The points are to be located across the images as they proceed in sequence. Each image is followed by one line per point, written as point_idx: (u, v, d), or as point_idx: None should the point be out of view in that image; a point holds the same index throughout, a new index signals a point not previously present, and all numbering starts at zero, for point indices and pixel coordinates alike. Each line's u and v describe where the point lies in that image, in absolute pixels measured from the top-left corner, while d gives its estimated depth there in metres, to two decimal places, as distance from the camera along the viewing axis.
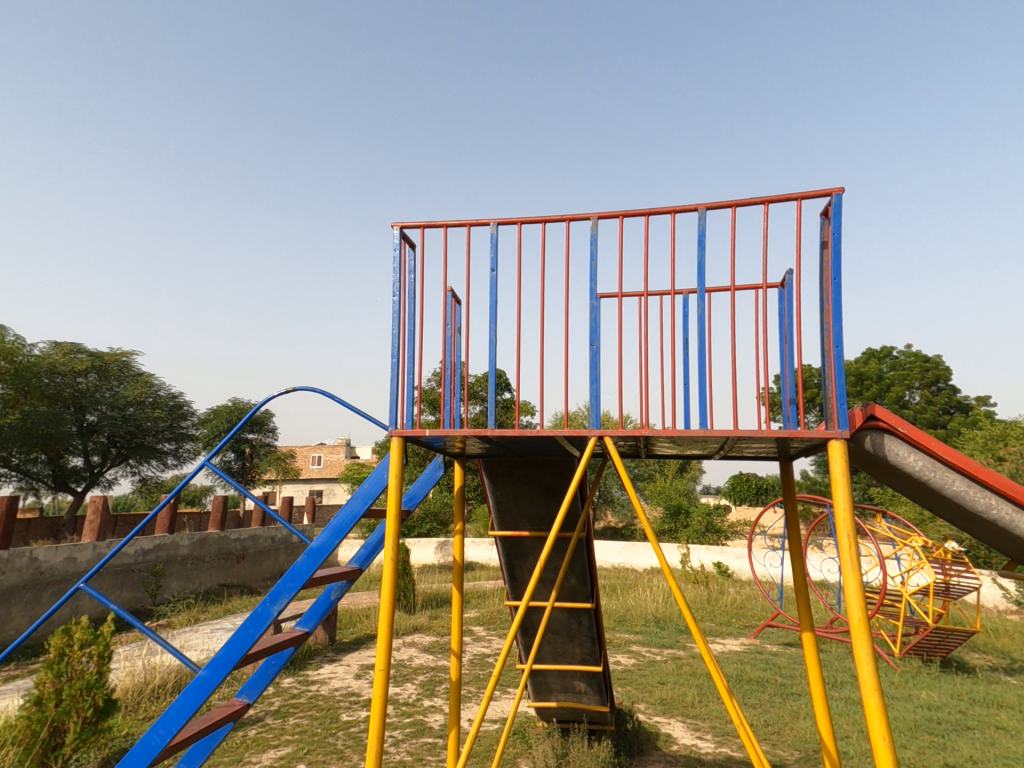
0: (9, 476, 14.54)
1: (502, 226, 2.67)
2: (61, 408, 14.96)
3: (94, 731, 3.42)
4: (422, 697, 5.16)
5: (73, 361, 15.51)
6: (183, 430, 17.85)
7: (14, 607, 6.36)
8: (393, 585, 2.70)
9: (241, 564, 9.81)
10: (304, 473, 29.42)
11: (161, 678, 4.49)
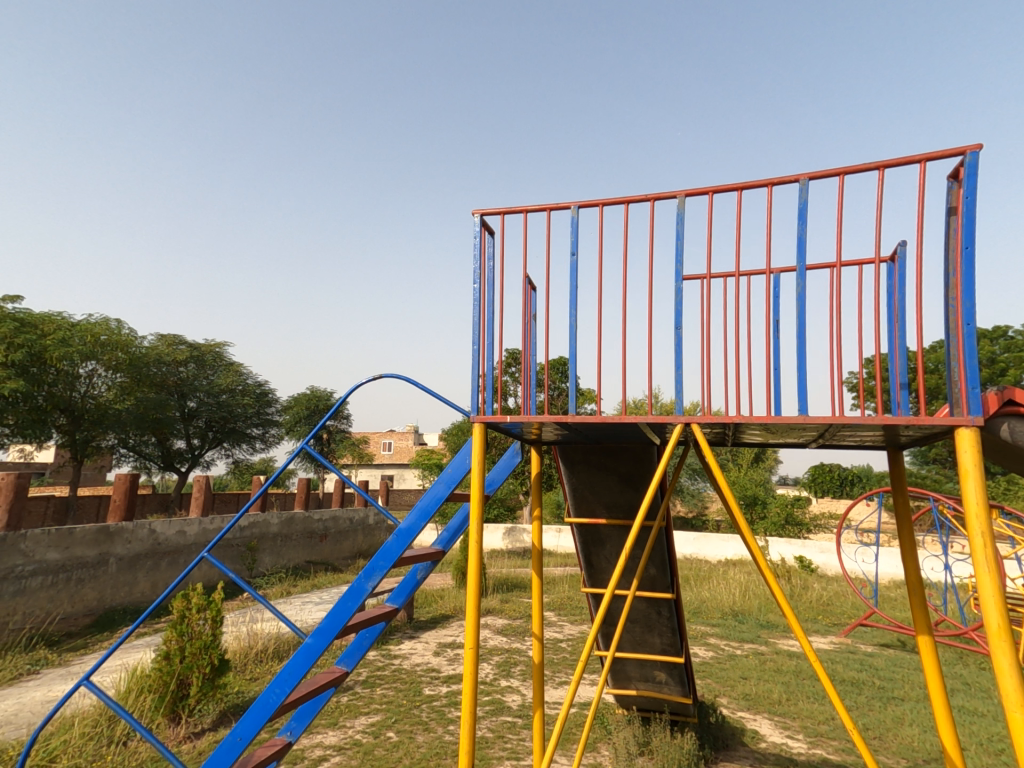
0: (126, 456, 16.01)
1: (583, 208, 2.62)
2: (167, 394, 16.40)
3: (212, 686, 3.76)
4: (499, 677, 5.30)
5: (176, 351, 17.00)
6: (269, 416, 19.21)
7: (140, 573, 7.12)
8: (479, 566, 2.76)
9: (324, 542, 10.41)
10: (377, 458, 30.89)
11: (263, 644, 4.82)
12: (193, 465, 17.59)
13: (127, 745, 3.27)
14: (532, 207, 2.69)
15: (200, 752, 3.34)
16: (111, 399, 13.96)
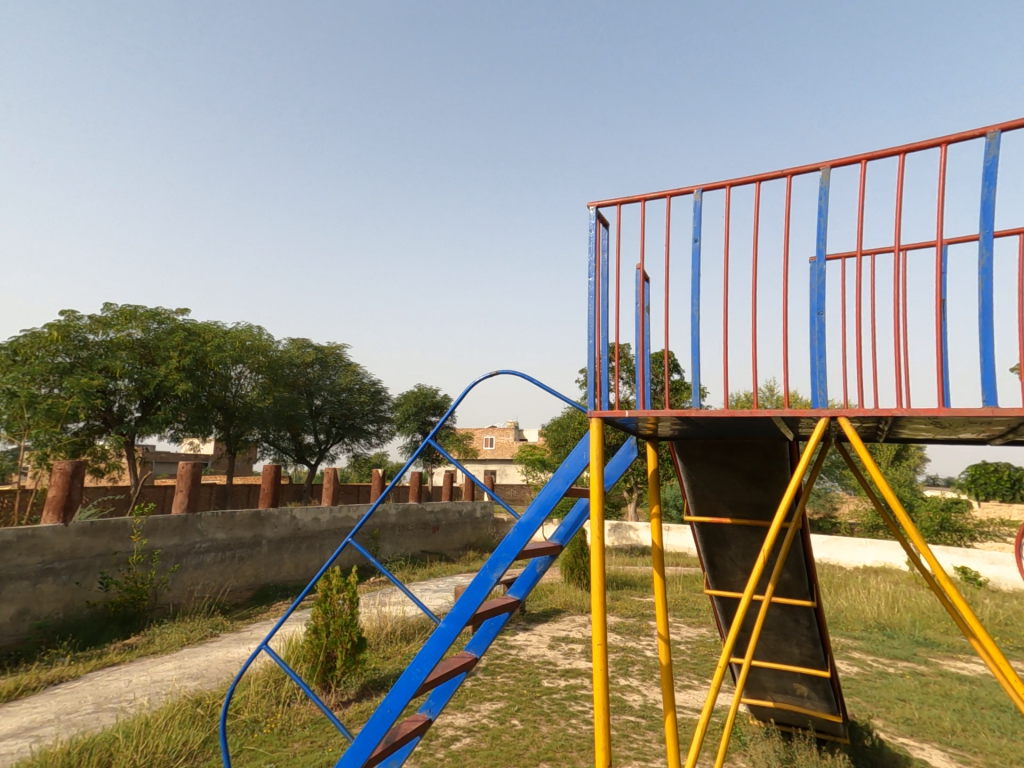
0: (267, 449, 18.01)
1: (707, 191, 2.42)
2: (298, 393, 18.17)
3: (353, 662, 4.02)
4: (618, 675, 5.18)
5: (304, 354, 18.75)
6: (382, 413, 20.64)
7: (286, 554, 8.15)
8: (603, 558, 2.66)
9: (437, 534, 10.90)
10: (480, 454, 31.98)
11: (392, 626, 5.10)
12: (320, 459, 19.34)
13: (291, 705, 3.63)
14: (650, 194, 2.53)
15: (352, 719, 3.61)
16: (255, 397, 15.77)
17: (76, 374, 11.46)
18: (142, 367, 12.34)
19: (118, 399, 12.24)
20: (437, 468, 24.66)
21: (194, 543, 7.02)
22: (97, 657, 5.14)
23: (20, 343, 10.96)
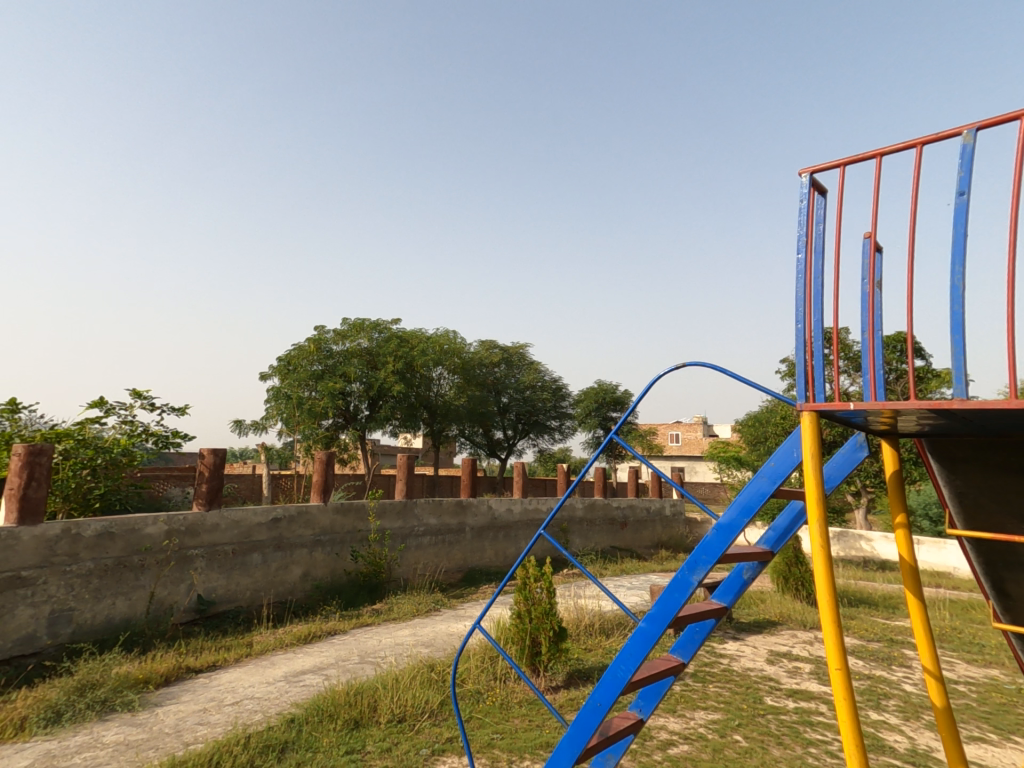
0: (464, 443, 19.78)
1: (980, 130, 1.91)
2: (488, 391, 19.58)
3: (557, 650, 4.07)
4: (866, 707, 4.33)
5: (492, 355, 20.11)
6: (564, 410, 21.24)
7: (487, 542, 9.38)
8: (831, 575, 1.97)
9: (625, 531, 10.68)
10: (665, 451, 30.70)
11: (590, 619, 5.08)
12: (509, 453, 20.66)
13: (507, 682, 3.82)
14: (889, 149, 2.11)
15: (563, 705, 3.67)
16: (452, 396, 17.15)
17: (324, 378, 14.22)
18: (368, 372, 14.62)
19: (353, 400, 14.59)
20: (620, 464, 24.32)
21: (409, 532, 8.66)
22: (356, 618, 6.82)
23: (291, 354, 14.25)
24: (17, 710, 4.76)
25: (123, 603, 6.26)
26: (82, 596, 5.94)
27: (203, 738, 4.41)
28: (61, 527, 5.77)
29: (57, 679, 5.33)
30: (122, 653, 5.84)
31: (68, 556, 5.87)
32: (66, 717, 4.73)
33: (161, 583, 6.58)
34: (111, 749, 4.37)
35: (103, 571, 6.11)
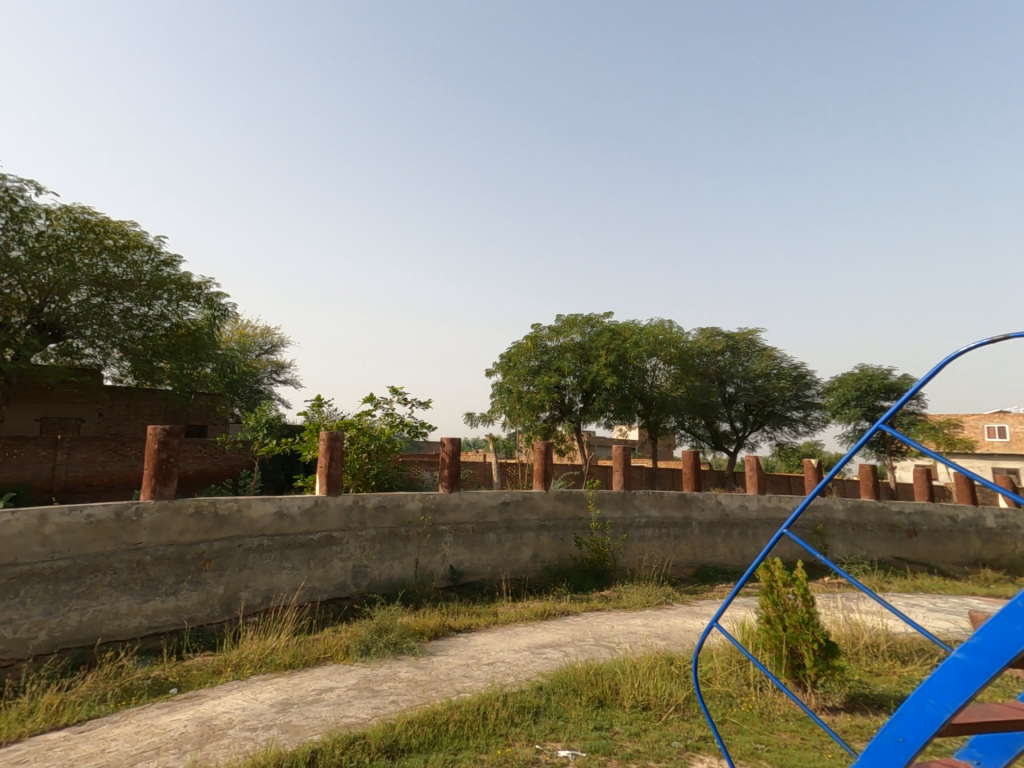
0: (686, 435, 19.06)
1: None
2: (710, 382, 18.47)
3: (827, 666, 3.68)
4: None
5: (714, 342, 18.50)
6: (808, 399, 19.24)
7: (719, 538, 9.47)
8: None
9: (916, 540, 9.18)
10: (964, 445, 24.62)
11: (870, 638, 4.56)
12: (739, 446, 19.66)
13: (764, 692, 3.69)
14: None
15: (846, 730, 3.34)
16: (669, 388, 16.44)
17: (540, 373, 15.14)
18: (582, 366, 15.06)
19: (567, 393, 15.36)
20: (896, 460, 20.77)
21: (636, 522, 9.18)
22: (588, 601, 7.23)
23: (512, 352, 15.51)
24: (346, 640, 6.55)
25: (399, 566, 8.01)
26: (372, 556, 7.85)
27: (470, 688, 5.31)
28: (351, 499, 7.79)
29: (363, 617, 7.32)
30: (403, 607, 7.44)
31: (360, 523, 7.85)
32: (373, 650, 6.34)
33: (423, 552, 8.19)
34: (406, 683, 5.63)
35: (383, 538, 7.97)
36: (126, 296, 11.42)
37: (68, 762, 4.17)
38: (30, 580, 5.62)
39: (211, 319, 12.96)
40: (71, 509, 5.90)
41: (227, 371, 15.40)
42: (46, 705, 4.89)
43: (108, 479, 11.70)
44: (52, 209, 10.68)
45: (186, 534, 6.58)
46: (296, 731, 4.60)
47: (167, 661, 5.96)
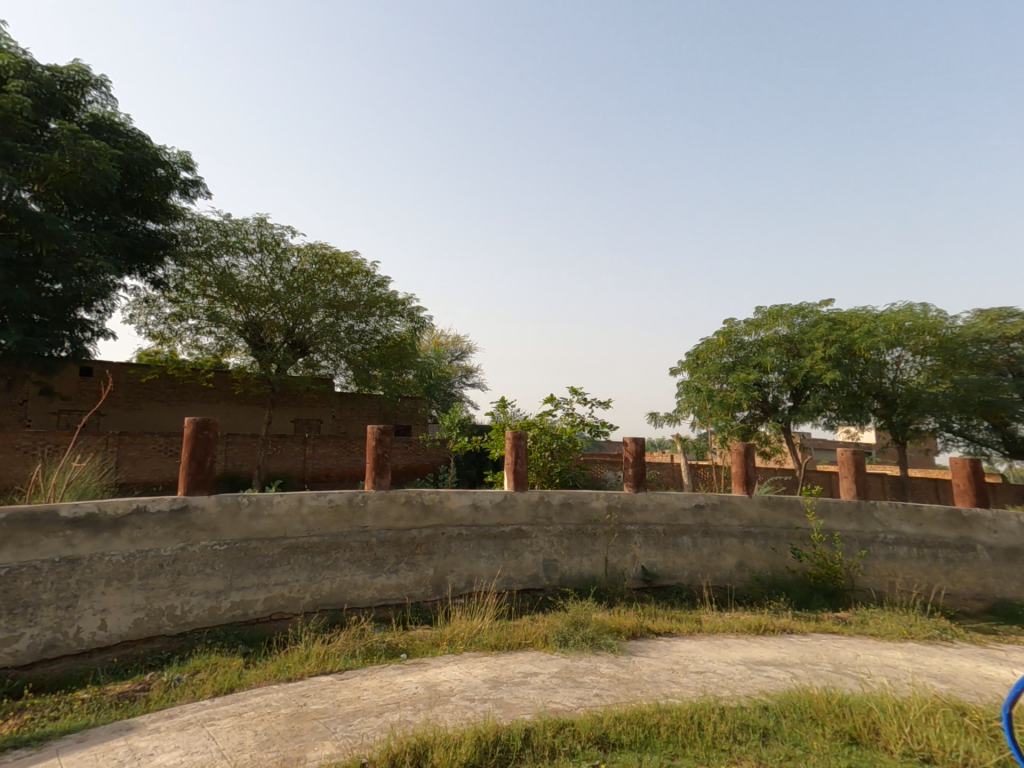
0: (959, 442, 14.66)
1: None
2: (996, 374, 13.71)
3: None
4: None
5: (1003, 325, 13.50)
6: None
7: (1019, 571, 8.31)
8: None
9: None
10: None
11: None
12: None
13: None
14: None
15: None
16: (925, 382, 13.48)
17: (737, 369, 13.67)
18: (790, 360, 13.30)
19: (772, 390, 13.69)
20: None
21: (880, 535, 8.37)
22: (818, 624, 6.72)
23: (700, 349, 14.20)
24: (544, 630, 6.96)
25: (588, 562, 8.31)
26: (561, 551, 8.27)
27: (679, 695, 5.21)
28: (538, 494, 8.33)
29: (558, 609, 7.73)
30: (596, 603, 7.66)
31: (547, 518, 8.32)
32: (572, 642, 6.62)
33: (611, 551, 8.38)
34: (608, 679, 5.75)
35: (570, 534, 8.34)
36: (350, 315, 13.80)
37: (336, 702, 5.14)
38: (296, 552, 6.91)
39: (412, 331, 14.84)
40: (319, 495, 7.12)
41: (426, 377, 17.63)
42: (315, 654, 6.05)
43: (342, 471, 14.14)
44: (301, 249, 13.26)
45: (400, 521, 7.60)
46: (509, 708, 5.02)
47: (396, 629, 6.97)
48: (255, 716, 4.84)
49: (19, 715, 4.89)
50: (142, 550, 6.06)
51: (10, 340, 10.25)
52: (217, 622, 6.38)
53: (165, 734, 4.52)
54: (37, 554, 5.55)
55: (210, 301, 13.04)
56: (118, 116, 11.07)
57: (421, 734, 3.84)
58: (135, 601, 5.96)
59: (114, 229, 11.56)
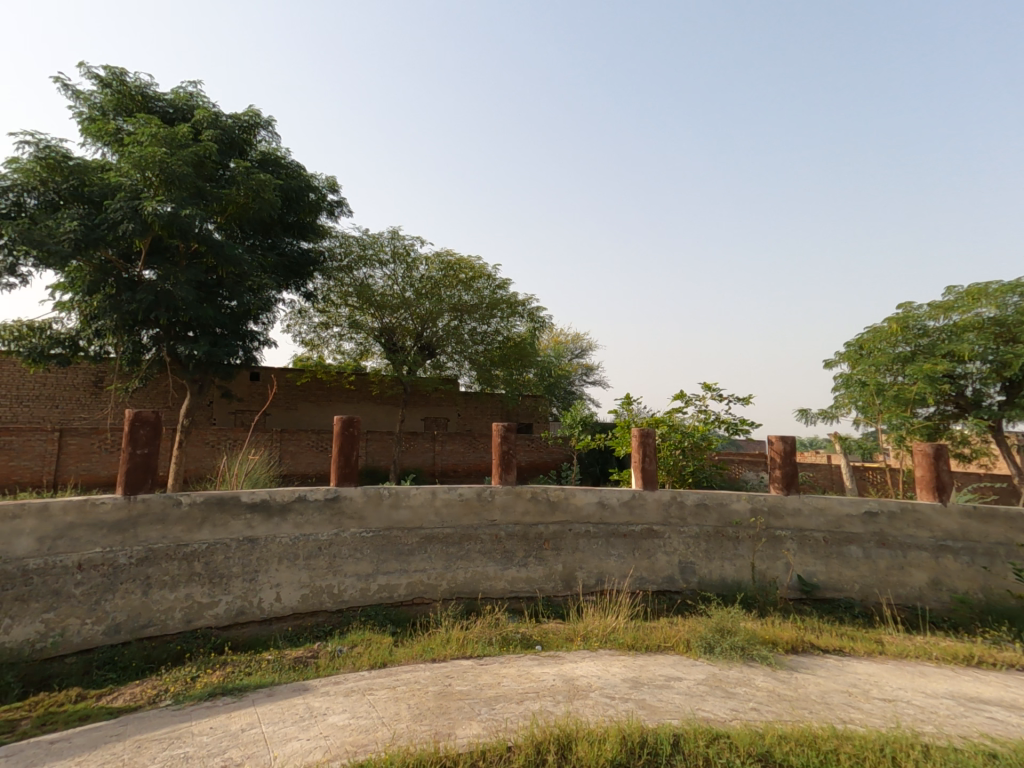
0: None
1: None
2: None
3: None
4: None
5: None
6: None
7: None
8: None
9: None
10: None
11: None
12: None
13: None
14: None
15: None
16: None
17: (918, 360, 11.70)
18: (1000, 346, 11.29)
19: (972, 382, 11.76)
20: None
21: None
22: None
23: (865, 338, 12.57)
24: (684, 634, 6.67)
25: (730, 566, 7.87)
26: (698, 553, 7.91)
27: (862, 723, 4.66)
28: (669, 493, 8.03)
29: (699, 614, 7.39)
30: (744, 610, 7.19)
31: (680, 519, 8.00)
32: (719, 650, 6.25)
33: (759, 556, 7.87)
34: (763, 693, 5.37)
35: (708, 536, 7.96)
36: (473, 317, 14.38)
37: (478, 686, 5.35)
38: (432, 542, 7.33)
39: (532, 331, 15.10)
40: (450, 489, 7.46)
41: (547, 376, 17.88)
42: (456, 638, 6.32)
43: (468, 466, 14.79)
44: (428, 257, 14.07)
45: (527, 515, 7.76)
46: (654, 711, 4.89)
47: (529, 621, 7.10)
48: (408, 690, 5.16)
49: (223, 667, 5.63)
50: (306, 533, 6.73)
51: (199, 351, 12.00)
52: (368, 601, 6.91)
53: (334, 697, 4.99)
54: (227, 533, 6.36)
55: (350, 309, 14.26)
56: (282, 151, 12.53)
57: (563, 724, 4.03)
58: (302, 578, 6.62)
59: (277, 251, 13.09)
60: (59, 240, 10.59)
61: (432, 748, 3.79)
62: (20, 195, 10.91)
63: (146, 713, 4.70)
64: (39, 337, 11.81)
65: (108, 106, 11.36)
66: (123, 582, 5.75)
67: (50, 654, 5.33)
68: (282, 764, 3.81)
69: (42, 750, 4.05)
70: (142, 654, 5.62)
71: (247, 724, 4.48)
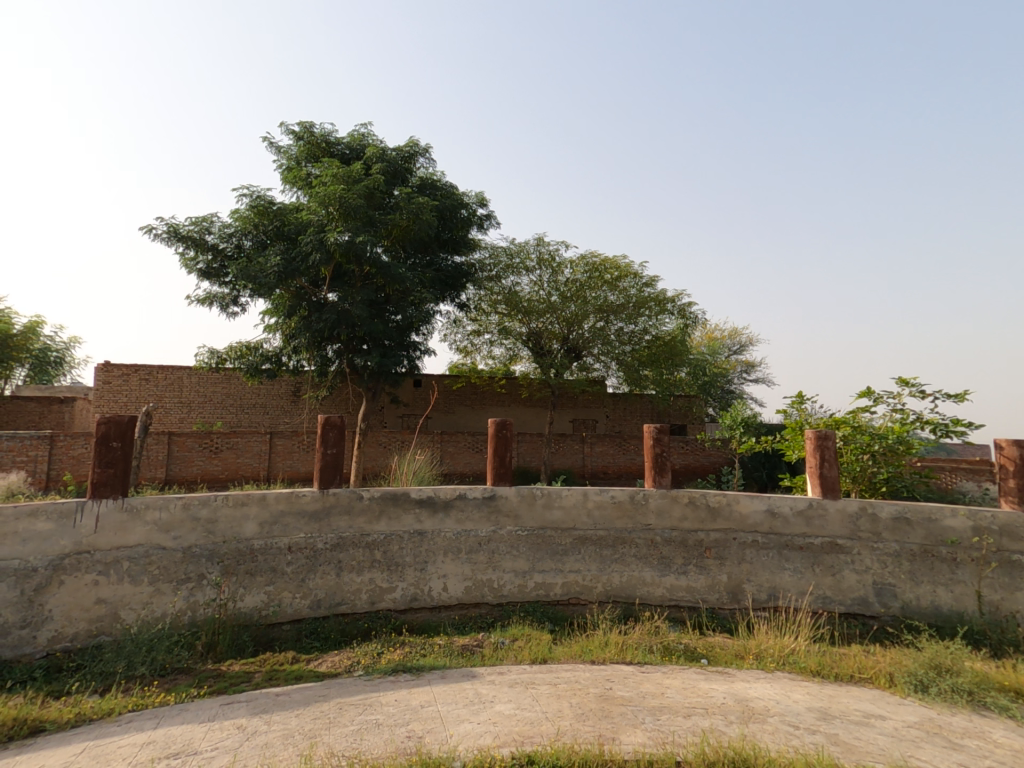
0: None
1: None
2: None
3: None
4: None
5: None
6: None
7: None
8: None
9: None
10: None
11: None
12: None
13: None
14: None
15: None
16: None
17: None
18: None
19: None
20: None
21: None
22: None
23: None
24: (886, 666, 5.72)
25: (946, 594, 6.69)
26: (899, 575, 6.83)
27: None
28: (857, 505, 7.01)
29: (903, 645, 6.36)
30: (967, 646, 6.02)
31: (873, 534, 6.96)
32: (935, 690, 5.23)
33: (988, 585, 6.60)
34: (1006, 750, 4.30)
35: (912, 555, 6.85)
36: (620, 318, 14.18)
37: (641, 693, 5.10)
38: (586, 543, 7.28)
39: (683, 328, 14.50)
40: (603, 490, 7.32)
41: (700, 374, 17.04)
42: (614, 643, 6.17)
43: (619, 468, 14.59)
44: (573, 260, 14.17)
45: (685, 521, 7.31)
46: (851, 750, 4.14)
47: (692, 633, 6.72)
48: (569, 689, 5.14)
49: (402, 647, 6.16)
50: (466, 529, 7.11)
51: (372, 362, 13.41)
52: (526, 598, 7.11)
53: (500, 686, 5.18)
54: (400, 525, 6.95)
55: (500, 316, 14.85)
56: (438, 174, 13.51)
57: (738, 747, 3.78)
58: (465, 571, 7.01)
59: (434, 268, 14.17)
60: (268, 274, 12.60)
61: (597, 750, 3.77)
62: (240, 239, 13.24)
63: (343, 679, 5.34)
64: (254, 355, 14.09)
65: (301, 155, 13.24)
66: (321, 564, 6.55)
67: (272, 620, 6.27)
68: (457, 742, 4.05)
69: (269, 701, 4.80)
70: (339, 628, 6.38)
71: (425, 701, 4.85)
